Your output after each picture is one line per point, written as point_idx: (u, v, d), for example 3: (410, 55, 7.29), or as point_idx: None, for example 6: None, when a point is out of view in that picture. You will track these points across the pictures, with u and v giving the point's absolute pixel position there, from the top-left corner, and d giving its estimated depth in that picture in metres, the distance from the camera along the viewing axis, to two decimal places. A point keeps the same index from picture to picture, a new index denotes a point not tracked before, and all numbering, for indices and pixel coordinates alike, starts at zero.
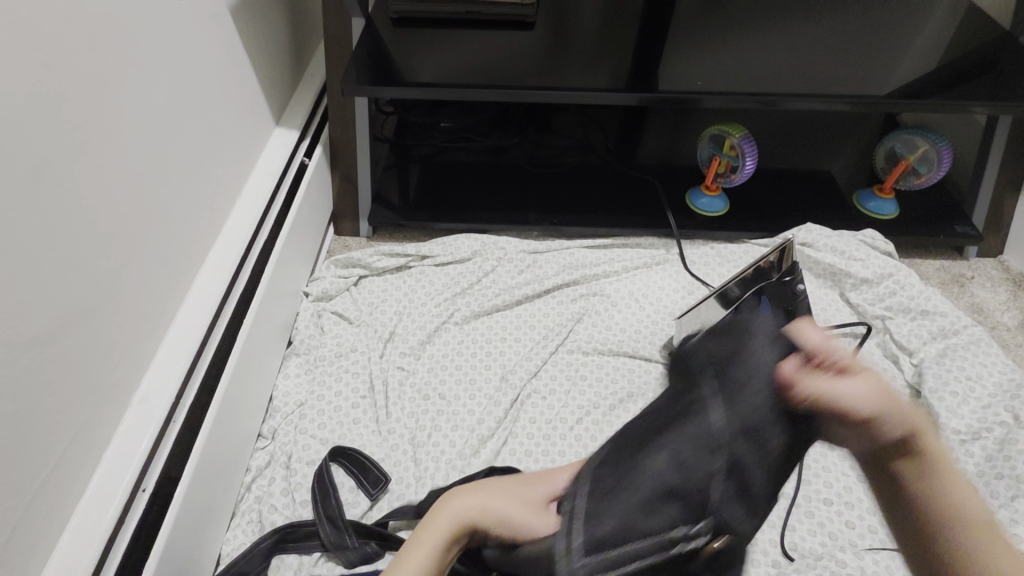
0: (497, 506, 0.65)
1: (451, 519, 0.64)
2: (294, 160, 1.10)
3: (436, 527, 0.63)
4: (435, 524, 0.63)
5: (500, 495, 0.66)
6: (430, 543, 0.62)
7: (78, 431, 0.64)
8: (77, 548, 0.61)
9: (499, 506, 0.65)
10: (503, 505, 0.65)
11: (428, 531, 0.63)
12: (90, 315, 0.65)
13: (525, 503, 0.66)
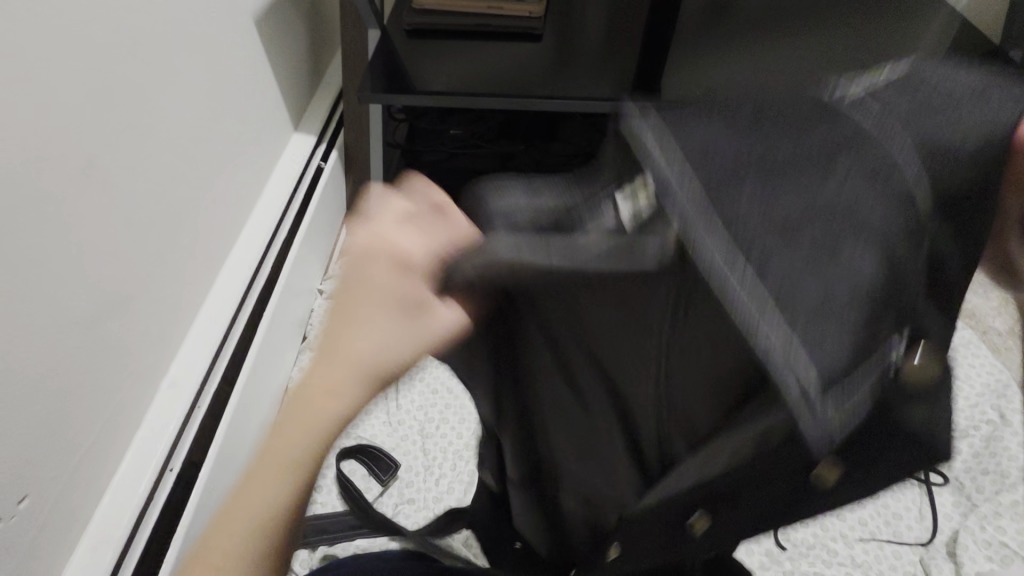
0: (367, 347, 0.45)
1: (325, 422, 0.46)
2: (311, 165, 1.16)
3: (316, 425, 0.45)
4: (299, 437, 0.45)
5: (364, 336, 0.45)
6: (309, 444, 0.45)
7: (115, 411, 0.69)
8: (112, 518, 0.66)
9: (360, 349, 0.45)
10: (374, 347, 0.45)
11: (295, 432, 0.46)
12: (129, 303, 0.70)
13: (396, 329, 0.45)
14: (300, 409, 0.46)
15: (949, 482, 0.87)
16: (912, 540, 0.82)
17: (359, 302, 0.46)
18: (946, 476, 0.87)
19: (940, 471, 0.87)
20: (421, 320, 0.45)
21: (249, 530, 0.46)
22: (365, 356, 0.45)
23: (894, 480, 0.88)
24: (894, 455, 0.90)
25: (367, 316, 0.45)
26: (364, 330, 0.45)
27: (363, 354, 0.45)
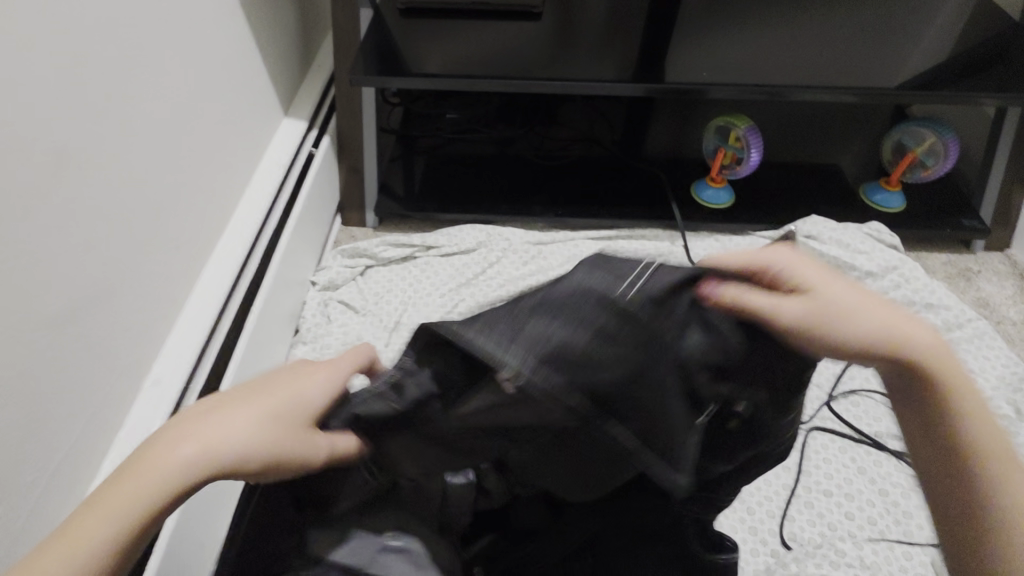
0: (243, 438, 0.44)
1: (176, 477, 0.42)
2: (302, 151, 1.11)
3: (172, 464, 0.42)
4: (149, 477, 0.42)
5: (254, 423, 0.45)
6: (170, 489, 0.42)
7: (95, 412, 0.66)
8: None
9: (238, 439, 0.44)
10: (249, 449, 0.44)
11: (152, 472, 0.42)
12: (107, 300, 0.66)
13: (294, 426, 0.46)
14: (165, 456, 0.42)
15: None
16: (923, 540, 0.80)
17: (282, 386, 0.48)
18: None
19: None
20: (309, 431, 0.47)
21: (67, 536, 0.40)
22: (230, 447, 0.44)
23: (903, 476, 0.86)
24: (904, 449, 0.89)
25: (266, 406, 0.46)
26: (258, 417, 0.46)
27: (234, 449, 0.44)
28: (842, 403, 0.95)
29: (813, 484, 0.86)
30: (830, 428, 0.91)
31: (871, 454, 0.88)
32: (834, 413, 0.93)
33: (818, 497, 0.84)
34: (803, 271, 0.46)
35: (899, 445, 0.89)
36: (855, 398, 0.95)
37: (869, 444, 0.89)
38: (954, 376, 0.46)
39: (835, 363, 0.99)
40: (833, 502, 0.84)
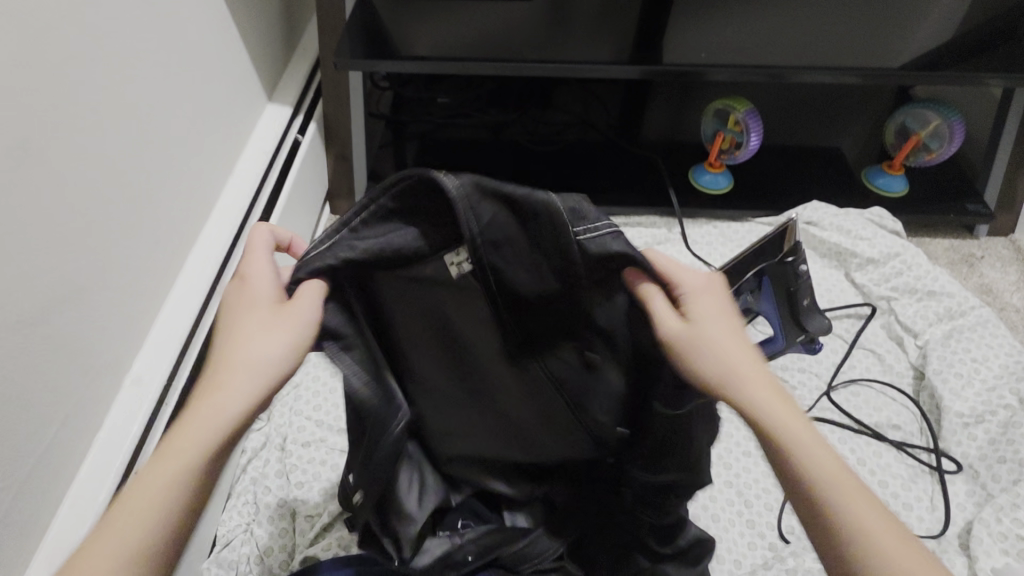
0: (253, 354, 0.50)
1: (218, 410, 0.48)
2: (287, 138, 1.07)
3: (208, 405, 0.48)
4: (195, 425, 0.48)
5: (252, 342, 0.51)
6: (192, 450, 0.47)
7: (71, 413, 0.63)
8: (70, 531, 0.60)
9: (251, 358, 0.50)
10: (262, 357, 0.50)
11: (196, 419, 0.48)
12: (81, 296, 0.64)
13: (259, 326, 0.51)
14: (197, 409, 0.48)
15: (962, 470, 0.83)
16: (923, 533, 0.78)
17: (245, 304, 0.53)
18: (959, 464, 0.83)
19: (953, 459, 0.84)
20: (288, 313, 0.51)
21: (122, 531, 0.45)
22: (249, 365, 0.50)
23: (904, 467, 0.84)
24: (905, 440, 0.87)
25: (250, 326, 0.51)
26: (252, 338, 0.51)
27: (252, 364, 0.50)
28: (841, 393, 0.93)
29: None
30: (829, 419, 0.90)
31: (871, 444, 0.87)
32: (834, 404, 0.91)
33: None
34: (697, 303, 0.53)
35: (900, 436, 0.88)
36: (855, 387, 0.93)
37: (869, 434, 0.87)
38: (795, 439, 0.49)
39: (835, 352, 0.97)
40: None
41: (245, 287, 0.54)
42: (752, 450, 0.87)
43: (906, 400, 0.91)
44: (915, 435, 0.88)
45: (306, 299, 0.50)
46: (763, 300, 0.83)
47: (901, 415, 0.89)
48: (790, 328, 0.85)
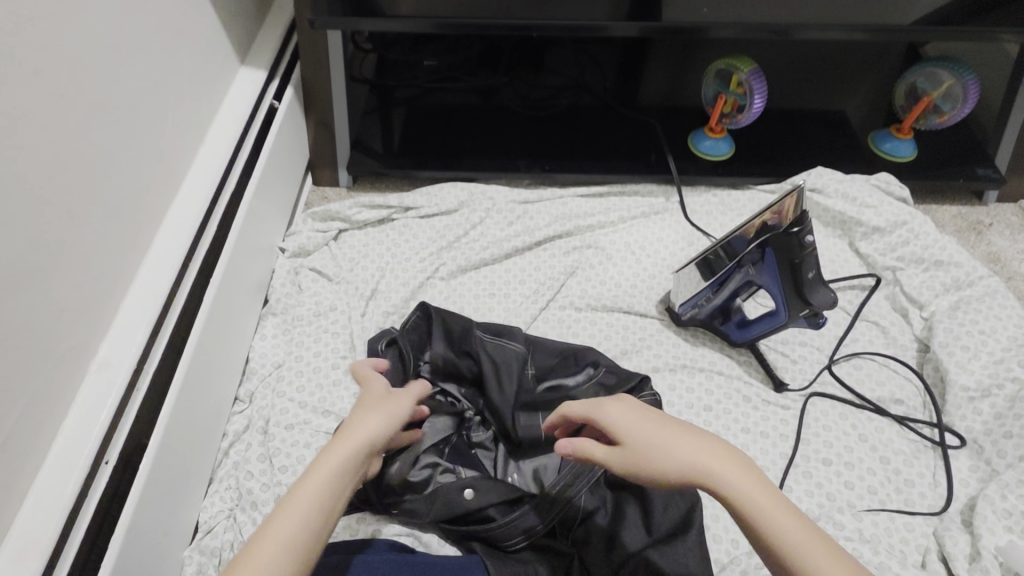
0: (376, 418, 0.60)
1: (357, 448, 0.56)
2: (263, 104, 1.01)
3: (350, 448, 0.56)
4: (339, 462, 0.55)
5: (376, 411, 0.61)
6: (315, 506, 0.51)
7: (30, 402, 0.59)
8: (36, 527, 0.57)
9: (375, 421, 0.59)
10: (385, 420, 0.60)
11: (337, 459, 0.55)
12: (37, 277, 0.59)
13: (382, 407, 0.61)
14: (337, 450, 0.56)
15: (966, 445, 0.81)
16: (925, 510, 0.76)
17: (363, 392, 0.64)
18: (963, 439, 0.81)
19: (956, 433, 0.81)
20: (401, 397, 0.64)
21: None
22: (376, 424, 0.59)
23: (906, 443, 0.82)
24: (908, 415, 0.85)
25: (370, 404, 0.62)
26: (373, 409, 0.61)
27: (377, 424, 0.59)
28: (843, 366, 0.90)
29: (812, 453, 0.82)
30: (830, 394, 0.87)
31: (873, 419, 0.84)
32: (835, 378, 0.88)
33: (818, 466, 0.80)
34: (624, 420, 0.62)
35: (902, 410, 0.85)
36: (858, 361, 0.90)
37: (871, 409, 0.85)
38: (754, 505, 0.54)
39: (838, 325, 0.95)
40: (833, 471, 0.80)
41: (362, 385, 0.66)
42: (750, 427, 0.84)
43: (910, 374, 0.89)
44: (918, 409, 0.85)
45: (414, 394, 0.67)
46: (764, 273, 0.81)
47: (904, 389, 0.87)
48: (793, 302, 0.81)
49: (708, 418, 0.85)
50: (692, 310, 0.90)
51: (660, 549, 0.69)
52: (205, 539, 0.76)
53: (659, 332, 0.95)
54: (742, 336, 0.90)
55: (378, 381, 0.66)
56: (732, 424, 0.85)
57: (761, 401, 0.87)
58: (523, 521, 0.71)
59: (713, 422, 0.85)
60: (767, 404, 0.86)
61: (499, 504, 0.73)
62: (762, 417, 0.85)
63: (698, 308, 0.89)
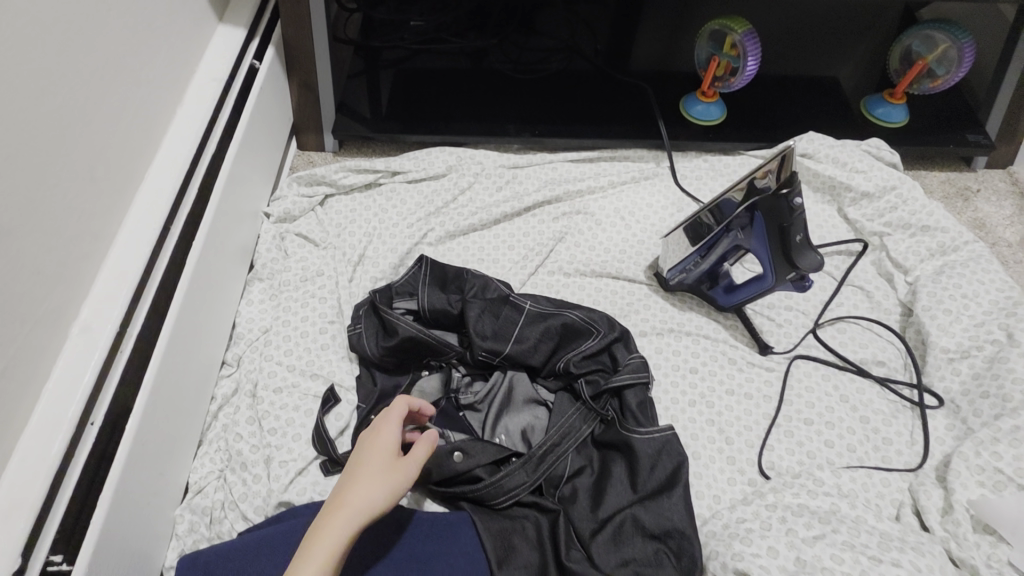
0: (363, 495, 0.56)
1: (352, 518, 0.55)
2: (243, 63, 0.97)
3: (332, 528, 0.54)
4: (322, 544, 0.53)
5: (368, 484, 0.57)
6: None
7: (8, 364, 0.58)
8: (22, 485, 0.57)
9: (365, 497, 0.56)
10: (373, 496, 0.57)
11: (321, 540, 0.53)
12: (10, 239, 0.57)
13: (385, 474, 0.59)
14: (323, 529, 0.54)
15: (944, 405, 0.82)
16: (901, 466, 0.79)
17: (368, 450, 0.61)
18: (941, 399, 0.83)
19: (935, 394, 0.83)
20: (409, 459, 0.61)
21: None
22: (362, 501, 0.56)
23: (886, 403, 0.84)
24: (888, 376, 0.87)
25: (368, 471, 0.58)
26: (368, 479, 0.58)
27: (364, 503, 0.56)
28: (828, 330, 0.91)
29: (794, 413, 0.83)
30: (814, 356, 0.88)
31: (855, 381, 0.86)
32: (819, 341, 0.89)
33: (799, 426, 0.82)
34: None
35: (883, 372, 0.87)
36: (842, 325, 0.91)
37: (853, 371, 0.86)
38: None
39: (824, 290, 0.95)
40: (814, 430, 0.82)
41: (372, 437, 0.62)
42: (735, 389, 0.86)
43: (892, 336, 0.90)
44: (899, 371, 0.87)
45: (419, 457, 0.61)
46: (753, 237, 0.81)
47: (885, 351, 0.89)
48: (780, 265, 0.82)
49: (693, 380, 0.86)
50: (680, 275, 0.90)
51: (644, 505, 0.71)
52: (196, 499, 0.77)
53: (647, 296, 0.96)
54: (729, 301, 0.90)
55: (387, 437, 0.62)
56: (717, 386, 0.86)
57: (746, 363, 0.88)
58: (512, 480, 0.72)
59: (698, 384, 0.86)
60: (752, 366, 0.88)
61: (489, 462, 0.74)
62: (747, 379, 0.86)
63: (686, 273, 0.90)
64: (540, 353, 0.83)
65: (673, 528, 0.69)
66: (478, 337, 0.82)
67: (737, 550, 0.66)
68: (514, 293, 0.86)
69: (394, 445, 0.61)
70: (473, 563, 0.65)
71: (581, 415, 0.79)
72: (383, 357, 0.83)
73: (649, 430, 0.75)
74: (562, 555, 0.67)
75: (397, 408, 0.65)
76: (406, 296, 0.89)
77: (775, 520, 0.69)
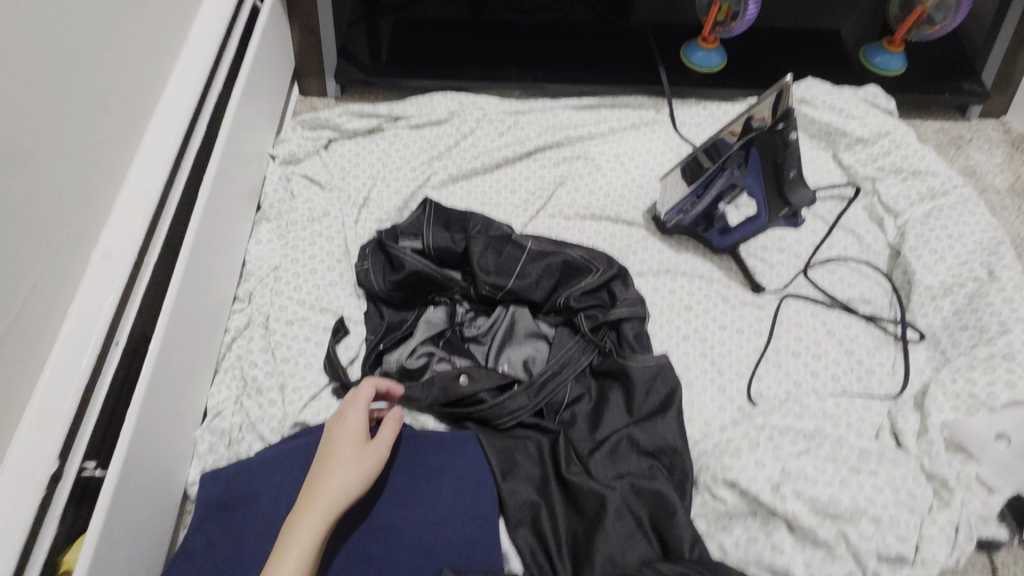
0: (339, 483, 0.59)
1: (329, 506, 0.58)
2: (246, 2, 0.96)
3: (310, 518, 0.57)
4: (302, 536, 0.55)
5: (341, 472, 0.60)
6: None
7: (37, 283, 0.60)
8: (56, 395, 0.60)
9: (340, 485, 0.59)
10: (348, 482, 0.59)
11: (301, 530, 0.56)
12: (35, 161, 0.59)
13: (357, 462, 0.61)
14: (301, 520, 0.57)
15: (925, 339, 0.86)
16: (882, 394, 0.83)
17: (336, 440, 0.63)
18: (923, 333, 0.87)
19: (917, 329, 0.87)
20: (378, 444, 0.63)
21: None
22: (338, 489, 0.59)
23: (870, 337, 0.88)
24: (874, 314, 0.90)
25: (339, 459, 0.61)
26: (341, 467, 0.60)
27: (339, 490, 0.58)
28: (818, 271, 0.94)
29: (783, 346, 0.87)
30: (805, 295, 0.92)
31: (842, 317, 0.90)
32: (810, 281, 0.93)
33: (787, 358, 0.86)
34: None
35: (870, 310, 0.91)
36: (831, 266, 0.95)
37: (841, 308, 0.90)
38: None
39: (816, 233, 0.99)
40: (800, 362, 0.86)
41: (339, 424, 0.64)
42: (727, 325, 0.89)
43: (879, 277, 0.94)
44: (885, 309, 0.91)
45: (388, 438, 0.64)
46: (748, 174, 0.84)
47: (873, 291, 0.92)
48: (773, 202, 0.85)
49: (687, 317, 0.90)
50: (678, 218, 0.92)
51: (640, 426, 0.76)
52: (214, 421, 0.81)
53: (645, 239, 0.98)
54: (723, 242, 0.93)
55: (354, 423, 0.64)
56: (710, 322, 0.90)
57: (739, 301, 0.92)
58: (514, 403, 0.76)
59: (692, 320, 0.90)
60: (745, 304, 0.91)
61: (495, 387, 0.78)
62: (739, 316, 0.90)
63: (683, 215, 0.92)
64: (542, 290, 0.86)
65: (666, 446, 0.74)
66: (484, 274, 0.85)
67: (727, 462, 0.72)
68: (516, 232, 0.88)
69: (362, 431, 0.63)
70: (478, 474, 0.70)
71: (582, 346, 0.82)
72: (391, 291, 0.86)
73: (645, 357, 0.80)
74: (562, 469, 0.71)
75: (362, 391, 0.67)
76: (409, 236, 0.90)
77: (763, 438, 0.74)
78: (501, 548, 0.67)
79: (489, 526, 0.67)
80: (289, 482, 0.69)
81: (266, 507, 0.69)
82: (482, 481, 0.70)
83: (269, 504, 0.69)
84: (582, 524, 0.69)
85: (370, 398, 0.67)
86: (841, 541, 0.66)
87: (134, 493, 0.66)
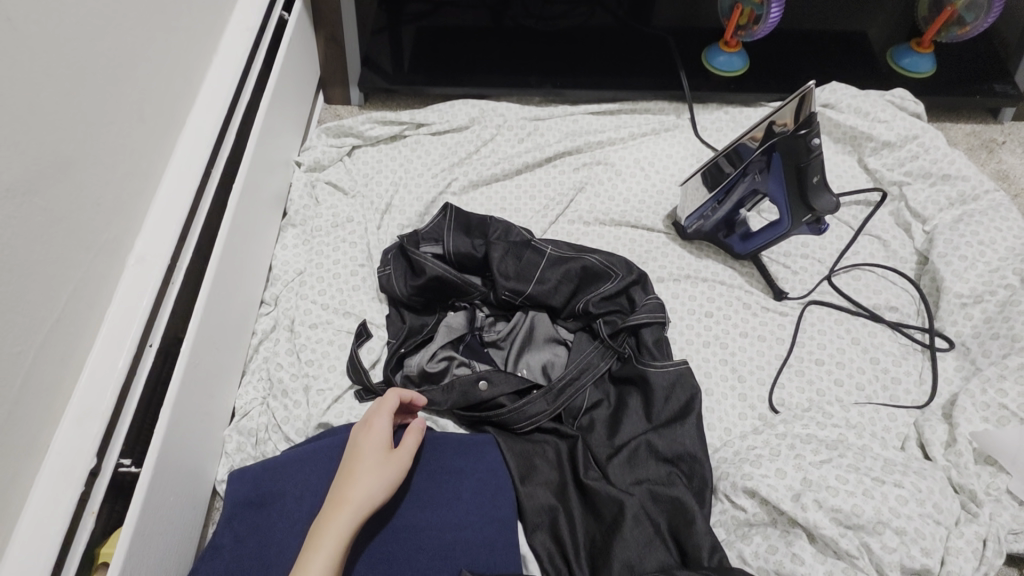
0: (363, 490, 0.60)
1: (353, 513, 0.59)
2: (273, 14, 0.99)
3: (335, 523, 0.58)
4: (327, 541, 0.57)
5: (365, 480, 0.61)
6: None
7: (78, 287, 0.63)
8: (93, 394, 0.63)
9: (364, 492, 0.60)
10: (372, 490, 0.61)
11: (326, 536, 0.57)
12: (74, 170, 0.62)
13: (382, 470, 0.62)
14: (326, 525, 0.58)
15: (954, 347, 0.85)
16: (908, 403, 0.82)
17: (360, 448, 0.64)
18: (952, 342, 0.85)
19: (946, 337, 0.85)
20: (401, 453, 0.65)
21: None
22: (362, 496, 0.60)
23: (896, 346, 0.86)
24: (901, 321, 0.89)
25: (364, 466, 0.62)
26: (365, 475, 0.61)
27: (363, 497, 0.60)
28: (842, 277, 0.93)
29: (806, 354, 0.86)
30: (828, 302, 0.91)
31: (867, 325, 0.88)
32: (834, 288, 0.91)
33: (810, 365, 0.85)
34: None
35: (896, 317, 0.89)
36: (856, 272, 0.93)
37: (866, 316, 0.89)
38: None
39: (840, 239, 0.97)
40: (824, 370, 0.85)
41: (364, 432, 0.65)
42: (748, 331, 0.89)
43: (907, 284, 0.92)
44: (912, 316, 0.89)
45: (410, 447, 0.66)
46: (770, 180, 0.83)
47: (899, 298, 0.90)
48: (796, 209, 0.84)
49: (708, 323, 0.90)
50: (698, 222, 0.93)
51: (658, 432, 0.76)
52: (242, 421, 0.84)
53: (666, 245, 0.98)
54: (745, 248, 0.93)
55: (378, 432, 0.65)
56: (730, 329, 0.89)
57: (760, 308, 0.91)
58: (533, 407, 0.77)
59: (712, 326, 0.89)
60: (766, 311, 0.90)
61: (515, 391, 0.79)
62: (761, 323, 0.89)
63: (704, 220, 0.92)
64: (562, 295, 0.86)
65: (685, 453, 0.74)
66: (504, 280, 0.86)
67: (747, 470, 0.71)
68: (536, 236, 0.89)
69: (386, 439, 0.65)
70: (497, 478, 0.71)
71: (601, 351, 0.83)
72: (412, 296, 0.88)
73: (663, 362, 0.79)
74: (580, 474, 0.72)
75: (387, 400, 0.68)
76: (431, 241, 0.91)
77: (784, 447, 0.73)
78: (519, 551, 0.68)
79: (508, 529, 0.68)
80: (313, 482, 0.71)
81: (290, 506, 0.70)
82: (501, 485, 0.71)
83: (294, 503, 0.70)
84: (600, 528, 0.69)
85: (394, 407, 0.68)
86: (865, 553, 0.65)
87: (166, 491, 0.68)
